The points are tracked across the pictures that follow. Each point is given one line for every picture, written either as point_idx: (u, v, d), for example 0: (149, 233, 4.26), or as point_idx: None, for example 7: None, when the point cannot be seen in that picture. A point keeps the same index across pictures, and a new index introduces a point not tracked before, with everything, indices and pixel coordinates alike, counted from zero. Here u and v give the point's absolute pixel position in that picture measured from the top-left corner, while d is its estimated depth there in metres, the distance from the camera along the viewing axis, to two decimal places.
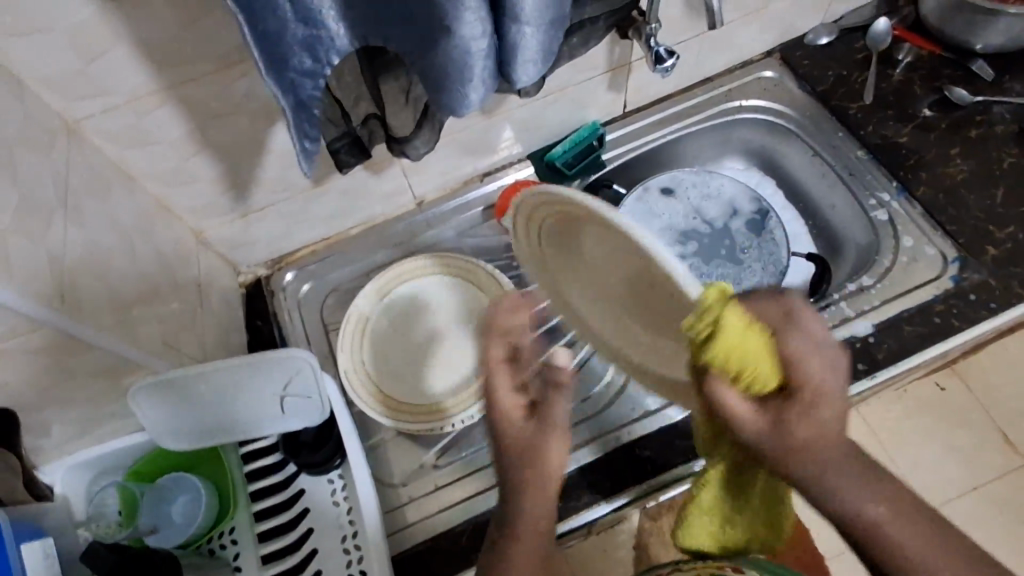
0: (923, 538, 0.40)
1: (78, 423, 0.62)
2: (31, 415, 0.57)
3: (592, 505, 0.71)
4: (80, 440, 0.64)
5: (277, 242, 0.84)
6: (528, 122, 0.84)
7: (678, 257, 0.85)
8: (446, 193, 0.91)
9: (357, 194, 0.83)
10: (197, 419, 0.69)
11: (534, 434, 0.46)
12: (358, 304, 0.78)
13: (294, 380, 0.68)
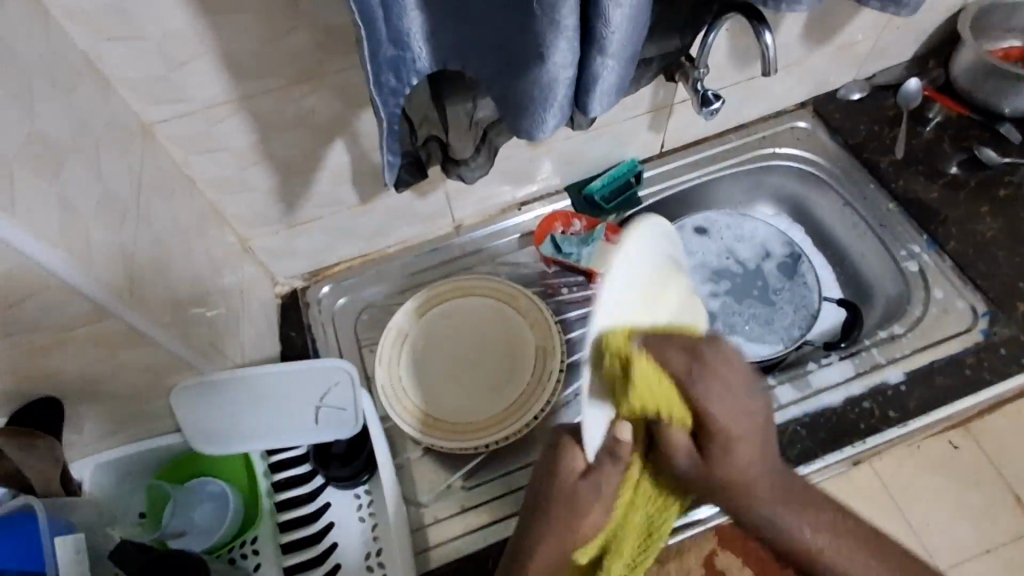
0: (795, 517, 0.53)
1: (117, 420, 0.62)
2: (77, 407, 0.57)
3: None
4: (116, 438, 0.64)
5: (317, 255, 0.85)
6: (570, 155, 0.87)
7: (710, 295, 0.87)
8: (485, 218, 0.92)
9: (400, 214, 0.84)
10: (231, 424, 0.70)
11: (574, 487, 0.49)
12: (397, 319, 0.78)
13: (332, 390, 0.71)
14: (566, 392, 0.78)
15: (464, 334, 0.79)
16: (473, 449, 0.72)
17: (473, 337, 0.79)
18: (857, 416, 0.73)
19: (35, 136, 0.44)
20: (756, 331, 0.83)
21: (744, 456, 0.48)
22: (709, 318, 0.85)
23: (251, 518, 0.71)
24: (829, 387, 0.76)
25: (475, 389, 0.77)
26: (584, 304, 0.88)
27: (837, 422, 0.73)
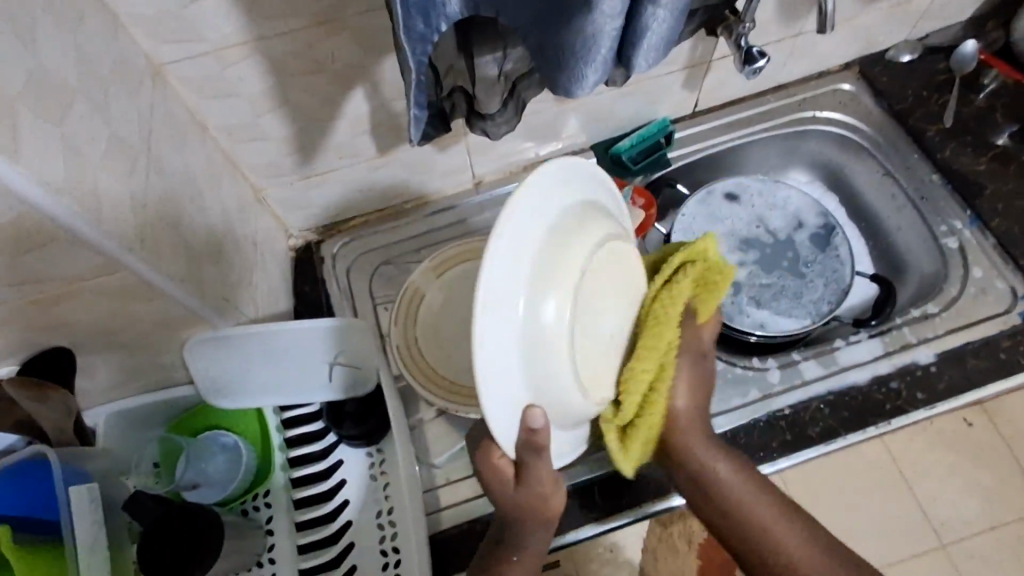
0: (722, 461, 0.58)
1: (130, 373, 0.61)
2: (88, 358, 0.56)
3: (585, 524, 0.72)
4: (129, 389, 0.64)
5: (334, 207, 0.83)
6: (599, 112, 0.83)
7: (736, 265, 0.83)
8: (506, 175, 0.89)
9: (419, 168, 0.81)
10: (243, 377, 0.69)
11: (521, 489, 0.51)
12: (413, 279, 0.76)
13: (348, 349, 0.70)
14: None
15: None
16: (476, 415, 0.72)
17: None
18: (883, 395, 0.71)
19: (37, 76, 0.41)
20: (783, 305, 0.80)
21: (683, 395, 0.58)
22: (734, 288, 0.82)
23: (263, 472, 0.71)
24: (856, 365, 0.73)
25: None
26: None
27: (862, 401, 0.71)
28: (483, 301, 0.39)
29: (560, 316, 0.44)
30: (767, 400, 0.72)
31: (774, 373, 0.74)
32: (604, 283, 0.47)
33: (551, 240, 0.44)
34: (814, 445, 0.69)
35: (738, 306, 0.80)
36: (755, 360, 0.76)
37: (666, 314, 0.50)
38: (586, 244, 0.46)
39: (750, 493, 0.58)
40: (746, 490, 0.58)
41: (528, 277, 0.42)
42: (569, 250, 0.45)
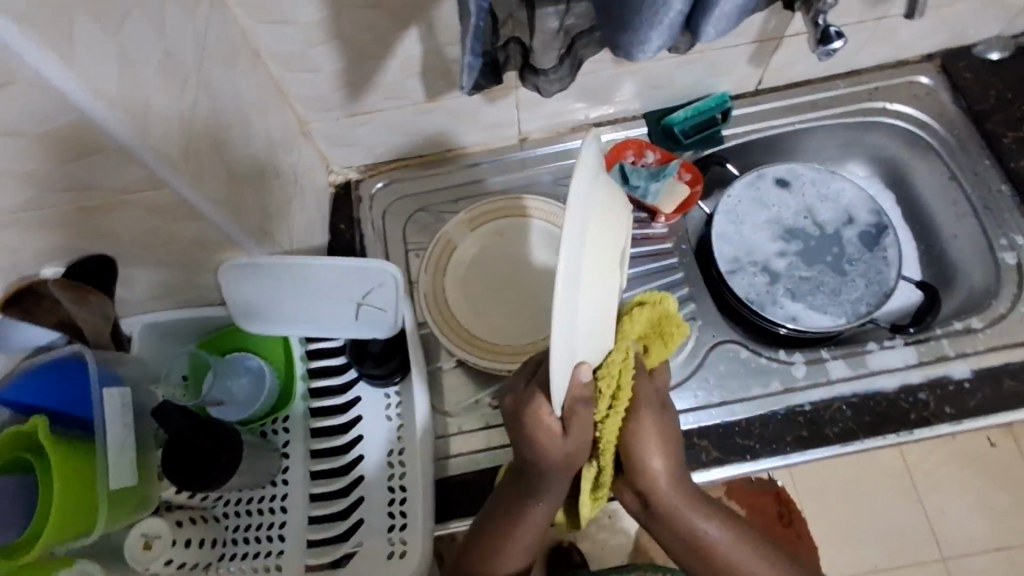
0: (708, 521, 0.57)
1: (167, 287, 0.63)
2: (128, 269, 0.58)
3: None
4: (165, 303, 0.66)
5: (377, 148, 0.83)
6: (657, 79, 0.80)
7: (777, 254, 0.81)
8: (552, 135, 0.87)
9: (465, 117, 0.80)
10: (271, 307, 0.70)
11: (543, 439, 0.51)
12: (445, 229, 0.76)
13: (374, 292, 0.69)
14: None
15: (513, 254, 0.77)
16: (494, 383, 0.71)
17: (521, 259, 0.77)
18: (908, 405, 0.69)
19: None
20: (820, 301, 0.78)
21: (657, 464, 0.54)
22: (771, 278, 0.80)
23: (283, 398, 0.73)
24: (885, 371, 0.72)
25: (516, 313, 0.75)
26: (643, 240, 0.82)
27: (885, 408, 0.70)
28: (560, 298, 0.40)
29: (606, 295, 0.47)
30: (788, 393, 0.71)
31: (800, 367, 0.73)
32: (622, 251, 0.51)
33: (599, 219, 0.45)
34: (830, 445, 0.68)
35: (772, 296, 0.78)
36: (782, 352, 0.74)
37: (620, 362, 0.49)
38: (618, 218, 0.48)
39: (737, 551, 0.58)
40: (731, 545, 0.58)
41: (588, 264, 0.43)
42: (609, 229, 0.47)
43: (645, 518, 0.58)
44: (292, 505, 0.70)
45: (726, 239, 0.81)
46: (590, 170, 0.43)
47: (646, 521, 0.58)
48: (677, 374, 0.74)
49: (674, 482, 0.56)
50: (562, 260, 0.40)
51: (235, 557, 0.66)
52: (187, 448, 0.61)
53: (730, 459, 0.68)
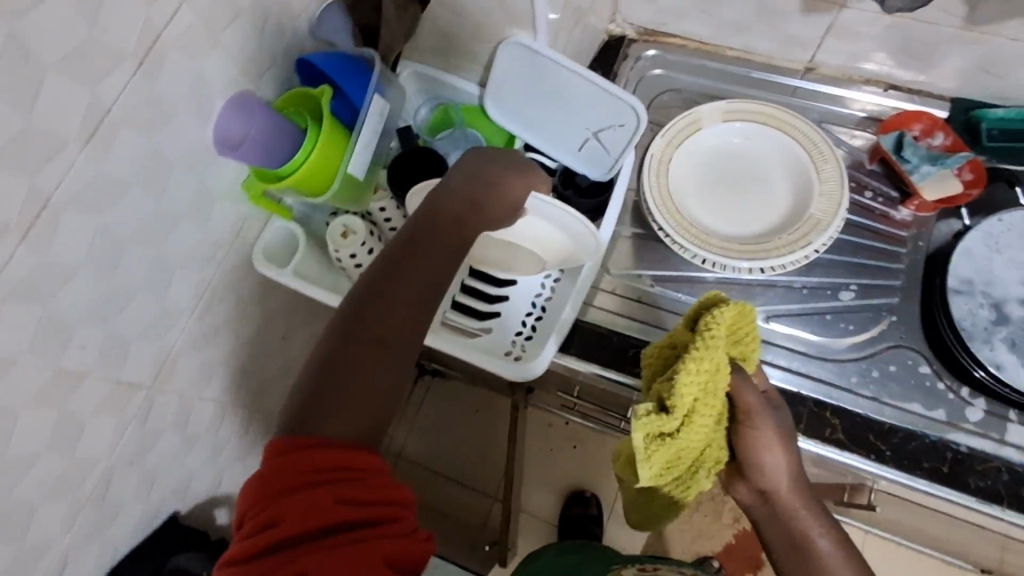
0: (813, 520, 0.55)
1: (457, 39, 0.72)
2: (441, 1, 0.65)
3: None
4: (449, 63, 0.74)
5: (668, 14, 0.82)
6: (997, 63, 0.71)
7: (1020, 300, 0.70)
8: (841, 77, 0.81)
9: (772, 18, 0.77)
10: (518, 107, 0.75)
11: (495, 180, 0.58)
12: (701, 109, 0.73)
13: (610, 132, 0.73)
14: (797, 278, 0.74)
15: (751, 161, 0.73)
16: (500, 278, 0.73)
17: (755, 171, 0.73)
18: None
19: None
20: None
21: (768, 460, 0.53)
22: (997, 318, 0.70)
23: None
24: None
25: (723, 214, 0.72)
26: (878, 217, 0.76)
27: None
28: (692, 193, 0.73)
29: (715, 201, 0.72)
30: (946, 427, 0.67)
31: (976, 412, 0.68)
32: (768, 201, 0.72)
33: (769, 186, 0.72)
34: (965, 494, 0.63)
35: (988, 334, 0.69)
36: (965, 390, 0.69)
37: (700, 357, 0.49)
38: (784, 184, 0.72)
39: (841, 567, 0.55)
40: (835, 561, 0.55)
41: (734, 189, 0.73)
42: (768, 186, 0.72)
43: (757, 511, 0.57)
44: None
45: (970, 256, 0.71)
46: (837, 189, 0.68)
47: (758, 517, 0.57)
48: (838, 351, 0.71)
49: (795, 483, 0.55)
50: (724, 184, 0.73)
51: None
52: (406, 160, 0.73)
53: (857, 450, 0.65)
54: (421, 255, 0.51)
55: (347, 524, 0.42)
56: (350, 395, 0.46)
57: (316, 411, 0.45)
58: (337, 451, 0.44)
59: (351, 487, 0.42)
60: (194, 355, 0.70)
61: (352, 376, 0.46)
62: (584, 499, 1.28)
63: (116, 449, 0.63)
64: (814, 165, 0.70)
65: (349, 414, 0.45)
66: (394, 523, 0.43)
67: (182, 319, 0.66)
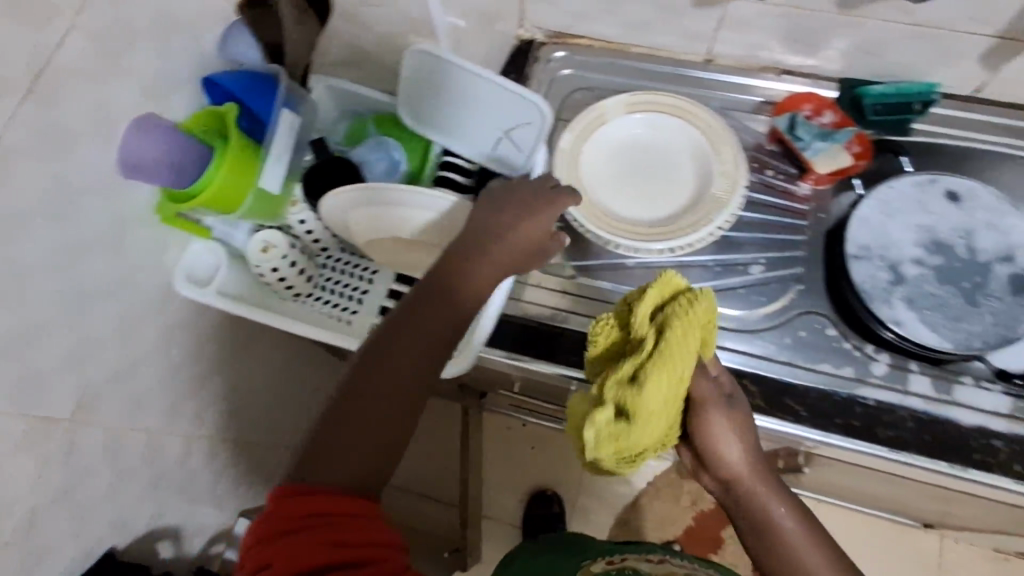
0: (778, 503, 0.54)
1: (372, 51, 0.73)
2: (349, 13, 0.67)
3: None
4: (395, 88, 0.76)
5: (572, 16, 0.86)
6: (872, 44, 0.76)
7: (913, 259, 0.75)
8: (739, 66, 0.86)
9: (667, 14, 0.80)
10: (431, 112, 0.77)
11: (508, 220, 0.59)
12: (605, 103, 0.76)
13: (521, 130, 0.75)
14: (709, 257, 0.78)
15: (657, 150, 0.77)
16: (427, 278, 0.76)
17: (661, 159, 0.77)
18: (976, 445, 0.67)
19: None
20: (936, 320, 0.72)
21: (726, 446, 0.54)
22: (895, 278, 0.74)
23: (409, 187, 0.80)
24: (970, 407, 0.69)
25: (634, 201, 0.75)
26: (781, 194, 0.80)
27: (952, 438, 0.67)
28: (603, 184, 0.76)
29: (625, 191, 0.76)
30: (857, 384, 0.71)
31: (880, 366, 0.72)
32: (675, 186, 0.75)
33: (675, 172, 0.76)
34: (877, 444, 0.67)
35: (888, 293, 0.73)
36: (870, 347, 0.73)
37: (672, 359, 0.47)
38: (690, 170, 0.75)
39: (808, 546, 0.54)
40: (801, 542, 0.54)
41: (643, 177, 0.76)
42: (675, 172, 0.76)
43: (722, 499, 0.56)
44: (378, 279, 0.80)
45: (867, 223, 0.76)
46: (736, 171, 0.72)
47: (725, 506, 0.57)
48: (754, 323, 0.75)
49: (753, 467, 0.55)
50: (634, 174, 0.76)
51: (322, 299, 0.78)
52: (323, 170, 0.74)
53: (775, 414, 0.68)
54: (426, 308, 0.54)
55: (334, 567, 0.43)
56: (350, 444, 0.49)
57: (330, 450, 0.48)
58: (327, 496, 0.46)
59: (338, 531, 0.44)
60: (122, 386, 0.69)
61: (354, 426, 0.49)
62: (547, 497, 1.30)
63: (39, 489, 0.61)
64: (715, 149, 0.74)
65: (347, 460, 0.48)
66: (380, 566, 0.44)
67: (105, 349, 0.65)
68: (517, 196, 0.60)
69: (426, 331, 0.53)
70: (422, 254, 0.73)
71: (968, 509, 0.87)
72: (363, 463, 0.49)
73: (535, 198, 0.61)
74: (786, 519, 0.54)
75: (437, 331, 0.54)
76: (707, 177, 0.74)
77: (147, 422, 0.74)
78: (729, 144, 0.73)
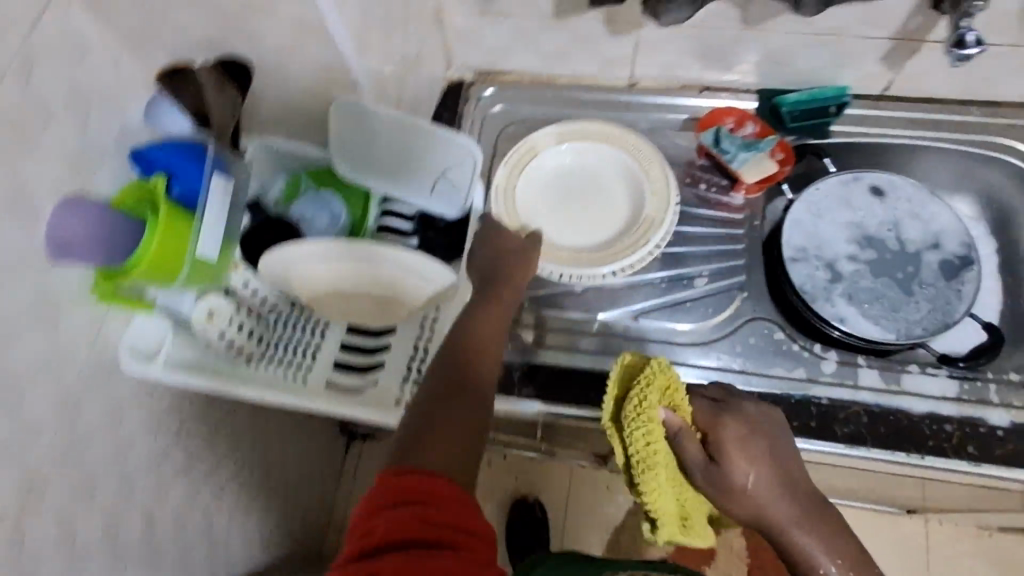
0: (802, 526, 0.57)
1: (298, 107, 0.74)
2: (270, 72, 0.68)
3: (561, 405, 0.72)
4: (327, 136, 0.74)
5: (496, 54, 0.88)
6: (780, 56, 0.79)
7: (848, 257, 0.78)
8: (661, 87, 0.89)
9: (586, 44, 0.83)
10: (367, 160, 0.77)
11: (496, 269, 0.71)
12: (534, 137, 0.79)
13: (455, 170, 0.78)
14: (655, 274, 0.79)
15: (590, 175, 0.79)
16: (381, 324, 0.76)
17: (594, 185, 0.79)
18: (930, 432, 0.68)
19: None
20: (875, 311, 0.75)
21: (734, 490, 0.57)
22: (833, 276, 0.77)
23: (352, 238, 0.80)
24: (919, 394, 0.71)
25: (571, 227, 0.77)
26: (716, 205, 0.83)
27: (906, 427, 0.68)
28: (539, 214, 0.78)
29: (562, 217, 0.78)
30: (810, 384, 0.72)
31: (830, 364, 0.73)
32: (609, 208, 0.78)
33: (609, 196, 0.78)
34: (835, 442, 0.68)
35: (828, 292, 0.76)
36: (817, 346, 0.75)
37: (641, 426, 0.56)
38: (623, 193, 0.78)
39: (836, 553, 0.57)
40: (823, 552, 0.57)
41: (579, 204, 0.78)
42: (609, 196, 0.78)
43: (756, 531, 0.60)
44: (330, 333, 0.79)
45: (799, 225, 0.79)
46: (666, 189, 0.75)
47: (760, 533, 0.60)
48: (704, 334, 0.76)
49: (772, 501, 0.57)
50: (570, 201, 0.78)
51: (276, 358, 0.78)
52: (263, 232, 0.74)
53: None
54: (459, 358, 0.62)
55: (429, 543, 0.44)
56: (441, 437, 0.53)
57: (420, 447, 0.52)
58: (433, 480, 0.49)
59: (430, 511, 0.46)
60: (70, 473, 0.65)
61: (435, 434, 0.54)
62: (528, 504, 1.30)
63: None
64: (644, 169, 0.76)
65: (442, 454, 0.52)
66: (466, 553, 0.45)
67: (47, 435, 0.62)
68: (491, 243, 0.73)
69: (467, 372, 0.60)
70: (366, 305, 0.73)
71: (939, 492, 0.88)
72: (453, 463, 0.52)
73: (510, 247, 0.72)
74: (816, 542, 0.57)
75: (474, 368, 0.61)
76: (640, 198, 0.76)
77: (104, 507, 0.71)
78: (657, 165, 0.76)
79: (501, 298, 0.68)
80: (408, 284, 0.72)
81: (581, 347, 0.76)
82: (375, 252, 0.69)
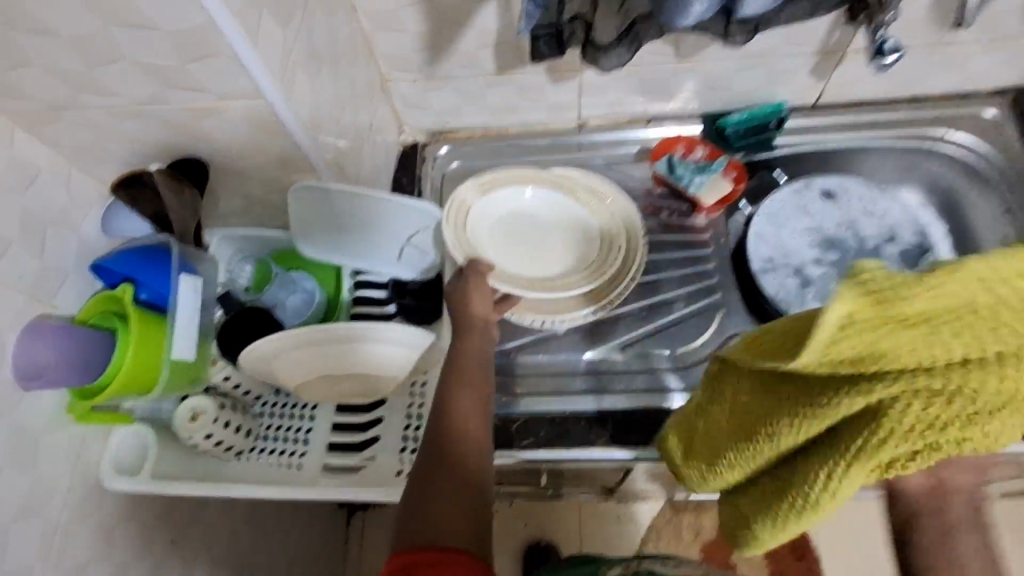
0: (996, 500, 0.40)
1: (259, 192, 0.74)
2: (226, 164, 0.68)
3: (565, 449, 0.72)
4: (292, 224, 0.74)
5: (445, 115, 0.90)
6: (716, 82, 0.83)
7: (814, 260, 0.81)
8: (610, 123, 0.91)
9: (531, 94, 0.86)
10: (332, 234, 0.77)
11: (460, 319, 0.69)
12: (461, 191, 0.78)
13: (419, 232, 0.79)
14: (633, 305, 0.80)
15: (539, 216, 0.81)
16: (371, 399, 0.75)
17: (542, 225, 0.80)
18: None
19: None
20: None
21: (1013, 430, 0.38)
22: (803, 282, 0.80)
23: (328, 316, 0.80)
24: None
25: (536, 265, 0.78)
26: (680, 230, 0.85)
27: None
28: (503, 259, 0.78)
29: (527, 256, 0.78)
30: None
31: None
32: (565, 242, 0.80)
33: (563, 233, 0.80)
34: None
35: (801, 298, 0.79)
36: None
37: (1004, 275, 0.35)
38: (573, 226, 0.81)
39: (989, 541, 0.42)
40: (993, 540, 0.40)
41: (538, 243, 0.79)
42: (563, 232, 0.80)
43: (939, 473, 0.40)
44: (320, 415, 0.78)
45: (763, 238, 0.82)
46: (630, 217, 0.79)
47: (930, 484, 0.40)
48: (690, 356, 0.77)
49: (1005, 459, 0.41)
50: (529, 242, 0.79)
51: (264, 449, 0.76)
52: (242, 327, 0.74)
53: None
54: (446, 416, 0.61)
55: None
56: (443, 505, 0.54)
57: (419, 520, 0.53)
58: (429, 552, 0.50)
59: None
60: None
61: (432, 506, 0.54)
62: (541, 548, 1.24)
63: None
64: (597, 202, 0.81)
65: (442, 521, 0.53)
66: None
67: None
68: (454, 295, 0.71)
69: (455, 429, 0.60)
70: (354, 383, 0.72)
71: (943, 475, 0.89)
72: (453, 528, 0.53)
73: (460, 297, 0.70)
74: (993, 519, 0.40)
75: (464, 425, 0.61)
76: (597, 228, 0.80)
77: None
78: (612, 197, 0.80)
79: (466, 347, 0.67)
80: (394, 357, 0.70)
81: (570, 394, 0.75)
82: (346, 331, 0.68)
